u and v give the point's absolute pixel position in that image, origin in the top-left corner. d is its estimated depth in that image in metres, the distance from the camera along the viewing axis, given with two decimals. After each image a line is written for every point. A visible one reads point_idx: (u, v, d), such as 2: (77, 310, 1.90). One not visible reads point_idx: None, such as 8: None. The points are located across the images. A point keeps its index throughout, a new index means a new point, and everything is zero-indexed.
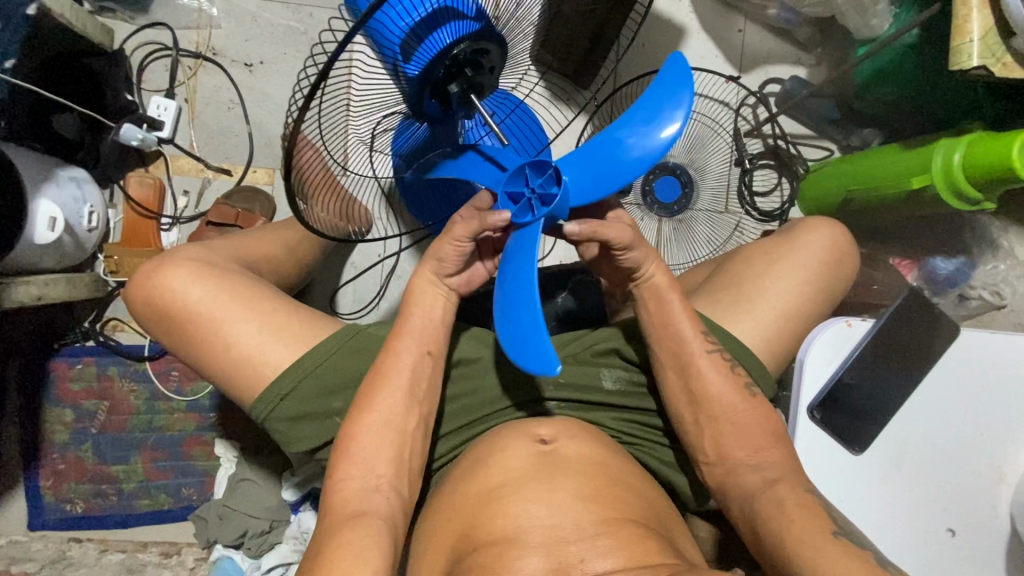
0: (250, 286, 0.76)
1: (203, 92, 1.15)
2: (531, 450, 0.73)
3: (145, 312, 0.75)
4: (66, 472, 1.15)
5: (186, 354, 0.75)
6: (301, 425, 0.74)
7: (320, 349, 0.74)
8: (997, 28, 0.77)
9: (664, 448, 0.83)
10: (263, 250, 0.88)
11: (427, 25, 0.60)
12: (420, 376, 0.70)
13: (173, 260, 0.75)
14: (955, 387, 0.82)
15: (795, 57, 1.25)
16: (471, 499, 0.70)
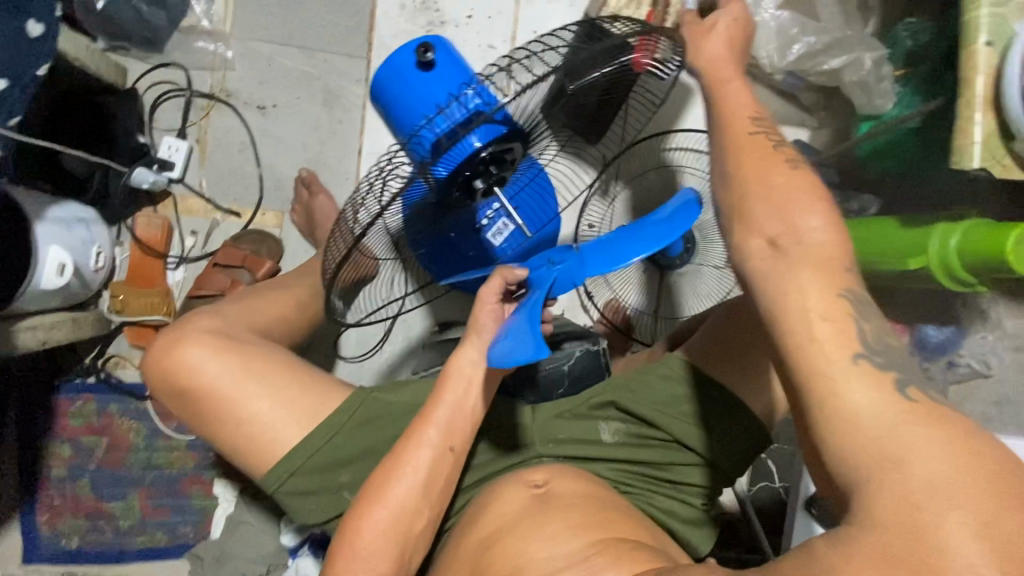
0: (264, 360, 0.77)
1: (215, 133, 1.15)
2: (525, 495, 0.76)
3: (159, 384, 0.76)
4: (62, 507, 1.15)
5: (198, 425, 0.76)
6: (310, 498, 0.75)
7: (331, 425, 0.75)
8: (999, 131, 0.80)
9: (665, 498, 0.86)
10: (274, 310, 0.88)
11: (458, 131, 0.61)
12: (437, 475, 0.71)
13: (190, 332, 0.77)
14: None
15: (799, 119, 1.26)
16: (473, 547, 0.72)
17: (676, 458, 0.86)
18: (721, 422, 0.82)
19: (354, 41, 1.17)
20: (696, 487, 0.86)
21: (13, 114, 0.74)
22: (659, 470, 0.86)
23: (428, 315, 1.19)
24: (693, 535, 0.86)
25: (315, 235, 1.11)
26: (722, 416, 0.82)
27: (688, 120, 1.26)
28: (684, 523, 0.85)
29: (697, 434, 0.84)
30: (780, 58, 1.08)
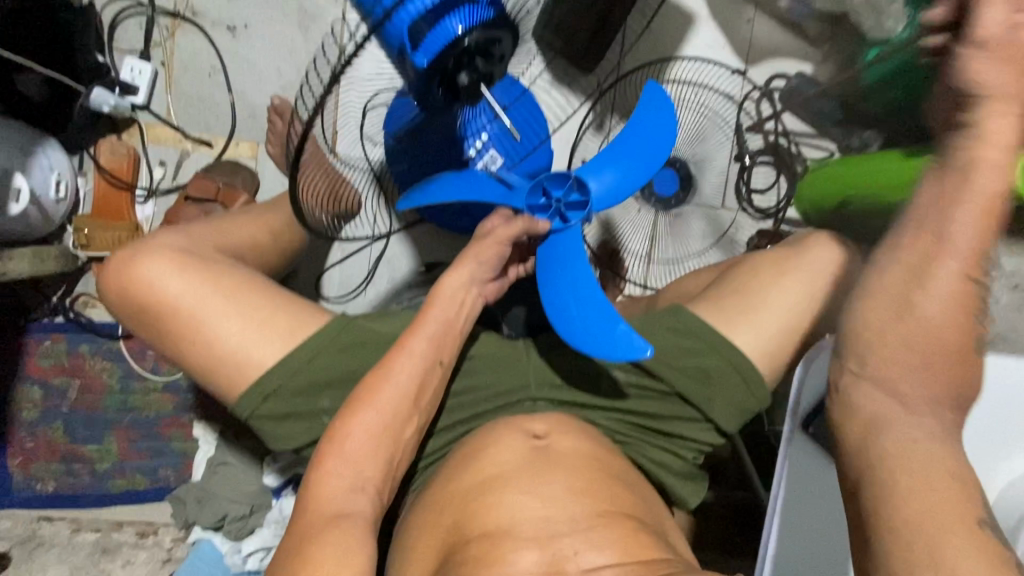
0: (233, 279, 0.72)
1: (181, 55, 1.07)
2: (523, 445, 0.70)
3: (121, 303, 0.71)
4: (35, 450, 1.11)
5: (164, 347, 0.72)
6: (288, 423, 0.72)
7: (306, 347, 0.71)
8: None
9: (662, 450, 0.77)
10: (246, 234, 0.84)
11: (439, 12, 0.62)
12: (426, 385, 0.71)
13: (150, 247, 0.72)
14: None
15: (802, 52, 1.21)
16: (463, 493, 0.67)
17: (681, 409, 0.77)
18: (731, 369, 0.75)
19: None
20: (697, 443, 0.77)
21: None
22: (662, 423, 0.77)
23: (412, 253, 1.14)
24: (685, 490, 0.77)
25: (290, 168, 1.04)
26: (731, 364, 0.75)
27: (686, 51, 1.20)
28: (678, 477, 0.77)
29: (708, 387, 0.76)
30: None
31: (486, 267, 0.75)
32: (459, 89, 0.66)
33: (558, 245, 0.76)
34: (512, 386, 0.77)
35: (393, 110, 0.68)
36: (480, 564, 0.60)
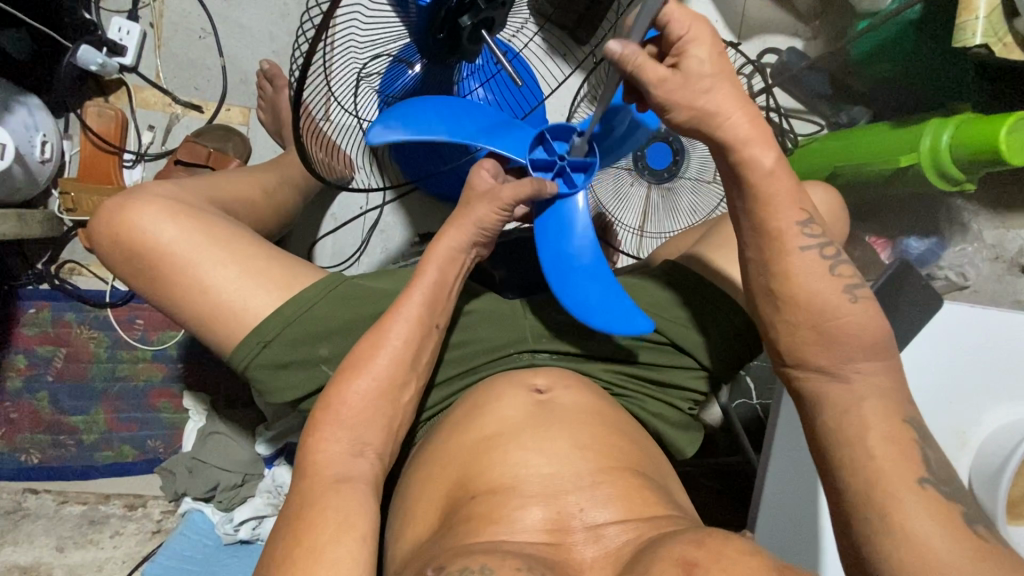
0: (228, 231, 0.72)
1: (171, 17, 1.05)
2: (525, 401, 0.67)
3: (111, 254, 0.70)
4: (20, 421, 1.09)
5: (158, 299, 0.71)
6: (283, 374, 0.71)
7: (305, 296, 0.70)
8: (1002, 8, 0.78)
9: (658, 400, 0.77)
10: (239, 192, 0.83)
11: None
12: (421, 350, 0.67)
13: (144, 194, 0.71)
14: (940, 349, 0.74)
15: (792, 28, 1.21)
16: (466, 449, 0.64)
17: (676, 358, 0.77)
18: (725, 323, 0.76)
19: None
20: (691, 392, 0.78)
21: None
22: (660, 375, 0.77)
23: (406, 222, 1.12)
24: (681, 438, 0.78)
25: (282, 134, 1.02)
26: (722, 317, 0.76)
27: None
28: (674, 426, 0.78)
29: (698, 332, 0.76)
30: None
31: (488, 233, 0.72)
32: (461, 32, 0.67)
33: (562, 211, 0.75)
34: (510, 338, 0.76)
35: (388, 75, 0.70)
36: (484, 522, 0.57)
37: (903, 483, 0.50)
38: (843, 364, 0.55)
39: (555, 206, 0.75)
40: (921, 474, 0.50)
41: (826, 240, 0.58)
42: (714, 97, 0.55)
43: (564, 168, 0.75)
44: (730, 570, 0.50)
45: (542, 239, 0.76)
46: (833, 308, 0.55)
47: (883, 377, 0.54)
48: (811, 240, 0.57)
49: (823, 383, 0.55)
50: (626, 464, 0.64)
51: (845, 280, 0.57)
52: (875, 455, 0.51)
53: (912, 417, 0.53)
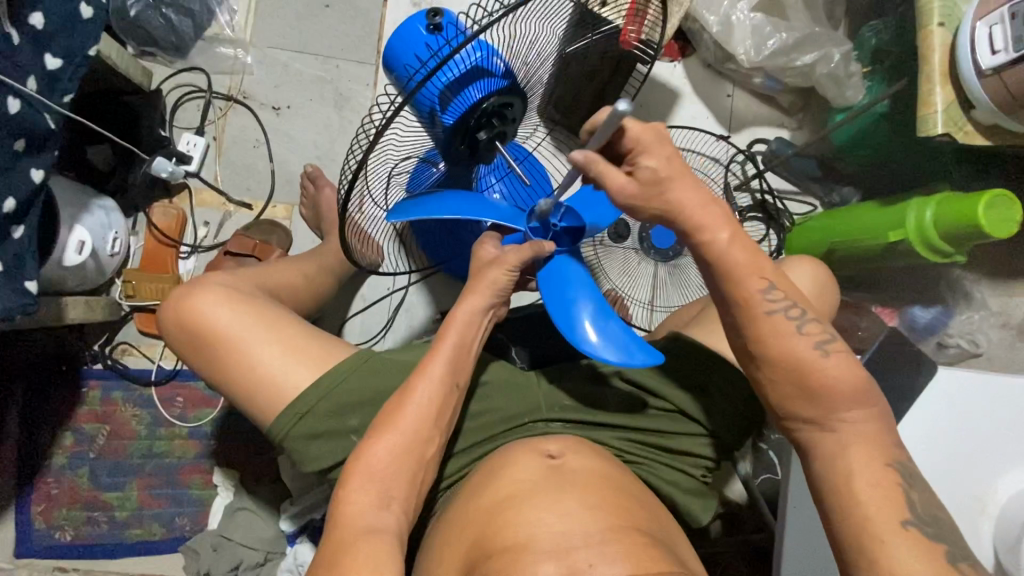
0: (274, 312, 0.80)
1: (232, 131, 1.23)
2: (540, 463, 0.71)
3: (174, 335, 0.79)
4: (59, 498, 1.13)
5: (209, 373, 0.79)
6: (316, 443, 0.76)
7: (337, 369, 0.77)
8: (959, 102, 0.87)
9: (669, 468, 0.79)
10: (283, 279, 0.93)
11: (461, 83, 0.71)
12: (444, 410, 0.71)
13: (203, 282, 0.80)
14: (952, 411, 0.75)
15: (779, 120, 1.33)
16: (483, 511, 0.67)
17: (683, 426, 0.80)
18: (726, 390, 0.80)
19: (364, 48, 1.26)
20: (701, 459, 0.81)
21: (67, 91, 0.83)
22: (669, 443, 0.80)
23: (430, 301, 1.20)
24: (698, 506, 0.79)
25: (321, 226, 1.14)
26: (721, 384, 0.80)
27: (675, 121, 1.32)
28: (687, 493, 0.79)
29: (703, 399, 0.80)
30: (757, 53, 1.13)
31: (501, 293, 0.75)
32: (478, 144, 0.79)
33: (558, 269, 0.77)
34: (526, 407, 0.80)
35: (416, 174, 0.81)
36: None
37: (889, 524, 0.56)
38: (828, 416, 0.61)
39: (556, 262, 0.77)
40: (905, 515, 0.57)
41: (792, 303, 0.63)
42: (671, 197, 0.63)
43: (558, 232, 0.78)
44: None
45: (550, 303, 0.76)
46: (816, 356, 0.61)
47: (862, 427, 0.60)
48: (777, 303, 0.63)
49: (815, 434, 0.61)
50: (637, 522, 0.65)
51: (814, 336, 0.62)
52: (866, 503, 0.57)
53: (894, 457, 0.59)
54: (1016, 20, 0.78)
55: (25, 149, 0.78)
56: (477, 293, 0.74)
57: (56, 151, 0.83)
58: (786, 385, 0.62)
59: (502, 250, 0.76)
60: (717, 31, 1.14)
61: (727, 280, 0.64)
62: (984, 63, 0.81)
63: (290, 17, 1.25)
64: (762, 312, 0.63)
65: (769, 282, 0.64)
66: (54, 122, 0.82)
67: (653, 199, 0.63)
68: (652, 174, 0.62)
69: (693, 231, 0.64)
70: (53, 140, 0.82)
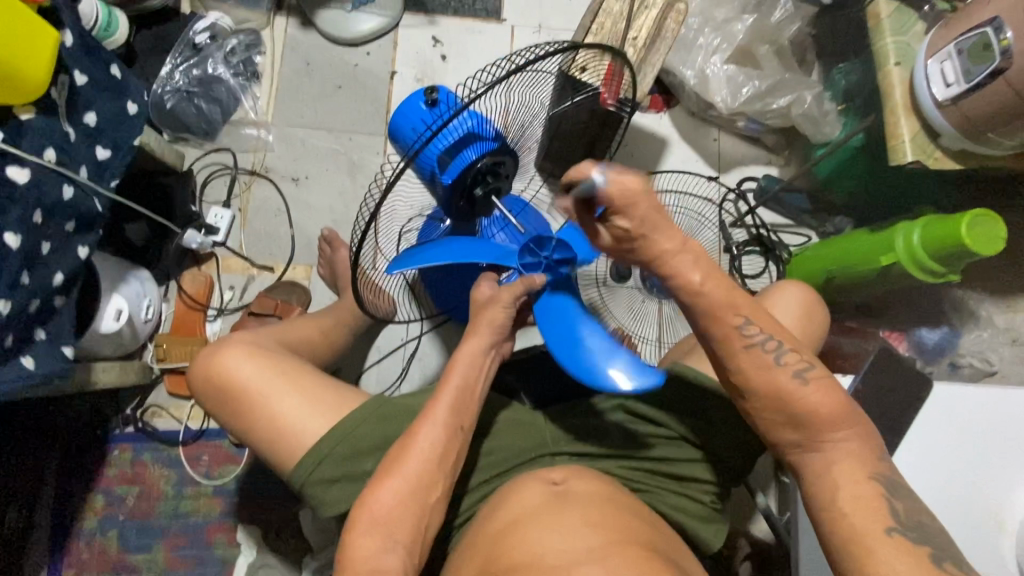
0: (293, 365, 0.86)
1: (255, 203, 1.33)
2: (543, 489, 0.73)
3: (202, 391, 0.85)
4: (89, 561, 1.16)
5: (235, 425, 0.84)
6: (334, 488, 0.79)
7: (352, 417, 0.81)
8: (924, 130, 0.93)
9: (674, 495, 0.82)
10: (302, 334, 1.00)
11: (456, 147, 0.79)
12: (449, 454, 0.73)
13: (227, 341, 0.86)
14: (952, 426, 0.76)
15: (766, 159, 1.40)
16: (490, 534, 0.69)
17: (686, 454, 0.82)
18: (727, 415, 0.81)
19: (374, 122, 1.39)
20: (708, 486, 0.83)
21: (115, 176, 0.94)
22: (674, 471, 0.82)
23: (442, 349, 1.25)
24: (706, 531, 0.82)
25: (337, 284, 1.22)
26: (723, 411, 0.82)
27: (666, 166, 1.39)
28: (694, 519, 0.81)
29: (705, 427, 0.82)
30: (733, 99, 1.22)
31: (501, 330, 0.79)
32: (475, 200, 0.86)
33: (551, 302, 0.80)
34: (532, 443, 0.83)
35: (425, 230, 0.90)
36: None
37: (876, 534, 0.56)
38: (825, 441, 0.61)
39: (549, 294, 0.81)
40: (896, 527, 0.56)
41: (792, 334, 0.64)
42: (654, 246, 0.62)
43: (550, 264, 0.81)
44: None
45: (546, 329, 0.79)
46: (797, 385, 0.62)
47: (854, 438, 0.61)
48: (755, 336, 0.64)
49: (801, 455, 0.62)
50: (640, 539, 0.66)
51: (793, 366, 0.63)
52: (850, 514, 0.57)
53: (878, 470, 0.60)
54: (961, 55, 0.85)
55: (73, 231, 0.88)
56: (472, 340, 0.78)
57: (99, 230, 0.93)
58: (773, 411, 0.63)
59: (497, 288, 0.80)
60: (695, 83, 1.24)
61: (708, 317, 0.64)
62: (940, 95, 0.88)
63: (306, 99, 1.39)
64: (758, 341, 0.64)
65: (770, 310, 0.65)
66: (103, 205, 0.92)
67: (631, 251, 0.63)
68: (628, 232, 0.61)
69: (677, 278, 0.63)
70: (99, 221, 0.92)
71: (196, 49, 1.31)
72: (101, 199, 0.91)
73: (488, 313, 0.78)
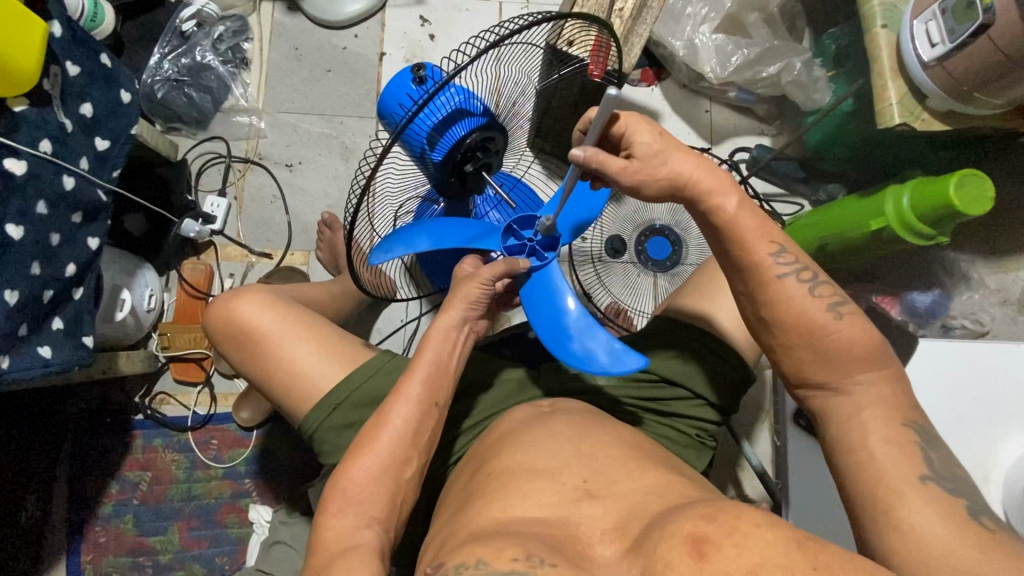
0: (308, 316, 0.88)
1: (251, 190, 1.34)
2: (533, 412, 0.78)
3: (222, 332, 0.86)
4: (107, 545, 1.19)
5: (251, 367, 0.86)
6: (348, 433, 0.82)
7: (362, 370, 0.83)
8: (911, 92, 0.93)
9: (662, 426, 0.87)
10: (310, 296, 1.01)
11: (444, 124, 0.80)
12: (423, 427, 0.73)
13: (249, 289, 0.88)
14: (938, 379, 0.80)
15: (758, 129, 1.40)
16: (489, 445, 0.74)
17: (672, 392, 0.87)
18: (709, 352, 0.86)
19: (365, 105, 1.39)
20: (697, 420, 0.88)
21: (116, 166, 0.96)
22: (660, 403, 0.87)
23: None
24: (692, 456, 0.88)
25: (338, 266, 1.24)
26: (705, 349, 0.87)
27: None
28: (681, 446, 0.87)
29: (690, 365, 0.87)
30: (723, 69, 1.21)
31: (477, 306, 0.79)
32: (466, 176, 0.88)
33: (534, 288, 0.85)
34: (522, 387, 0.88)
35: (420, 213, 0.91)
36: (498, 494, 0.63)
37: (905, 477, 0.53)
38: (843, 379, 0.59)
39: (534, 277, 0.85)
40: (918, 468, 0.54)
41: (802, 267, 0.63)
42: (674, 165, 0.66)
43: (535, 248, 0.87)
44: (743, 542, 0.48)
45: (532, 313, 0.84)
46: (830, 319, 0.60)
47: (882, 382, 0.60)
48: (787, 266, 0.63)
49: (829, 400, 0.60)
50: (626, 442, 0.70)
51: (826, 299, 0.61)
52: (875, 455, 0.54)
53: (911, 416, 0.57)
54: (945, 15, 0.86)
55: (80, 220, 0.90)
56: (455, 306, 0.78)
57: (106, 221, 0.95)
58: (803, 350, 0.61)
59: (478, 267, 0.82)
60: (684, 54, 1.24)
61: (743, 247, 0.64)
62: (926, 55, 0.89)
63: (296, 84, 1.39)
64: (776, 286, 0.63)
65: (773, 255, 0.63)
66: (105, 195, 0.94)
67: (657, 169, 0.66)
68: (647, 149, 0.66)
69: (705, 194, 0.65)
70: (105, 211, 0.94)
71: (184, 37, 1.30)
72: (103, 189, 0.93)
73: (470, 285, 0.78)
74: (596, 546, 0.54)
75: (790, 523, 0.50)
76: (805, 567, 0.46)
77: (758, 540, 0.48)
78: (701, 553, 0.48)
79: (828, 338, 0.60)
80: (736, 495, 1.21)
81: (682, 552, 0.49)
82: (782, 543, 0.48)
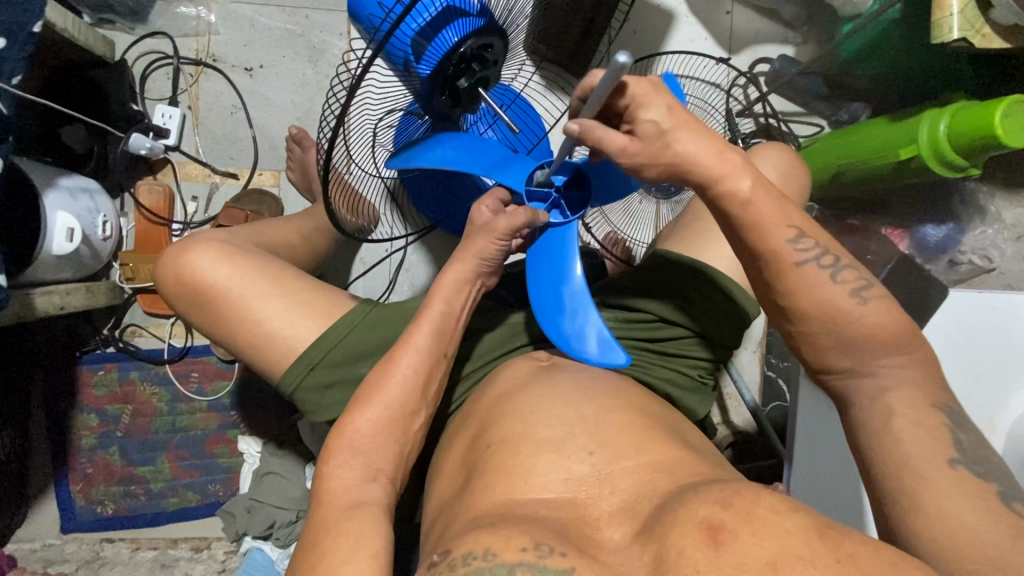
0: (276, 267, 0.80)
1: (206, 98, 1.17)
2: (531, 366, 0.74)
3: (176, 292, 0.79)
4: (95, 475, 1.18)
5: (211, 327, 0.79)
6: (326, 394, 0.77)
7: (343, 323, 0.77)
8: (975, 2, 0.81)
9: (661, 367, 0.81)
10: (281, 237, 0.92)
11: (434, 26, 0.66)
12: (434, 381, 0.69)
13: (200, 240, 0.79)
14: (954, 329, 0.82)
15: (783, 36, 1.24)
16: (487, 405, 0.70)
17: (667, 332, 0.82)
18: (708, 288, 0.81)
19: None
20: (695, 360, 0.83)
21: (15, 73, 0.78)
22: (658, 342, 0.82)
23: (428, 257, 1.17)
24: (693, 401, 0.83)
25: (311, 189, 1.11)
26: (705, 288, 0.81)
27: (671, 46, 1.22)
28: (682, 390, 0.82)
29: (688, 304, 0.82)
30: None
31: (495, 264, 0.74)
32: (460, 94, 0.75)
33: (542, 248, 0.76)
34: (518, 331, 0.82)
35: (402, 127, 0.77)
36: (499, 472, 0.60)
37: None
38: (865, 373, 0.60)
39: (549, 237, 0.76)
40: (951, 452, 0.56)
41: (823, 248, 0.60)
42: (679, 148, 0.60)
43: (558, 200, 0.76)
44: (760, 532, 0.47)
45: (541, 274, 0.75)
46: (858, 318, 0.59)
47: (903, 365, 0.59)
48: (807, 251, 0.60)
49: (848, 389, 0.61)
50: (634, 405, 0.66)
51: (850, 284, 0.59)
52: None
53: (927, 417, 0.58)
54: None
55: None
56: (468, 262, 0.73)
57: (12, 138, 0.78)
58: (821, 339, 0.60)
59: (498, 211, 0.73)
60: None
61: (754, 232, 0.60)
62: None
63: None
64: (784, 262, 0.60)
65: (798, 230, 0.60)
66: (4, 105, 0.76)
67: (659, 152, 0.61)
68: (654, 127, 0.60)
69: (714, 182, 0.60)
70: (9, 125, 0.77)
71: None
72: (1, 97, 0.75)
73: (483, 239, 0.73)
74: (604, 529, 0.54)
75: (812, 511, 0.50)
76: (828, 559, 0.45)
77: (780, 530, 0.48)
78: (717, 542, 0.47)
79: (857, 335, 0.59)
80: (722, 422, 1.21)
81: (695, 540, 0.48)
82: (801, 533, 0.47)
